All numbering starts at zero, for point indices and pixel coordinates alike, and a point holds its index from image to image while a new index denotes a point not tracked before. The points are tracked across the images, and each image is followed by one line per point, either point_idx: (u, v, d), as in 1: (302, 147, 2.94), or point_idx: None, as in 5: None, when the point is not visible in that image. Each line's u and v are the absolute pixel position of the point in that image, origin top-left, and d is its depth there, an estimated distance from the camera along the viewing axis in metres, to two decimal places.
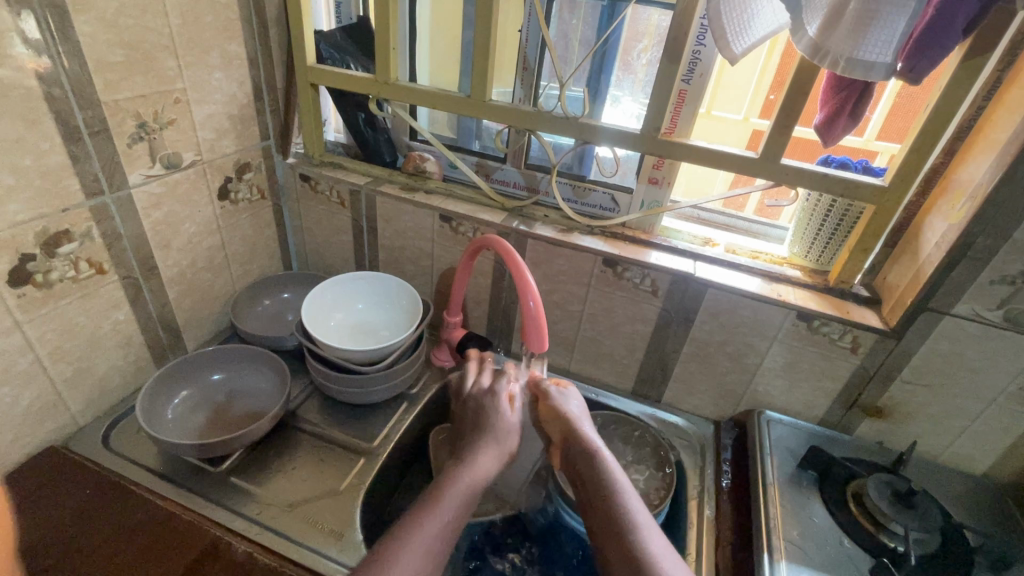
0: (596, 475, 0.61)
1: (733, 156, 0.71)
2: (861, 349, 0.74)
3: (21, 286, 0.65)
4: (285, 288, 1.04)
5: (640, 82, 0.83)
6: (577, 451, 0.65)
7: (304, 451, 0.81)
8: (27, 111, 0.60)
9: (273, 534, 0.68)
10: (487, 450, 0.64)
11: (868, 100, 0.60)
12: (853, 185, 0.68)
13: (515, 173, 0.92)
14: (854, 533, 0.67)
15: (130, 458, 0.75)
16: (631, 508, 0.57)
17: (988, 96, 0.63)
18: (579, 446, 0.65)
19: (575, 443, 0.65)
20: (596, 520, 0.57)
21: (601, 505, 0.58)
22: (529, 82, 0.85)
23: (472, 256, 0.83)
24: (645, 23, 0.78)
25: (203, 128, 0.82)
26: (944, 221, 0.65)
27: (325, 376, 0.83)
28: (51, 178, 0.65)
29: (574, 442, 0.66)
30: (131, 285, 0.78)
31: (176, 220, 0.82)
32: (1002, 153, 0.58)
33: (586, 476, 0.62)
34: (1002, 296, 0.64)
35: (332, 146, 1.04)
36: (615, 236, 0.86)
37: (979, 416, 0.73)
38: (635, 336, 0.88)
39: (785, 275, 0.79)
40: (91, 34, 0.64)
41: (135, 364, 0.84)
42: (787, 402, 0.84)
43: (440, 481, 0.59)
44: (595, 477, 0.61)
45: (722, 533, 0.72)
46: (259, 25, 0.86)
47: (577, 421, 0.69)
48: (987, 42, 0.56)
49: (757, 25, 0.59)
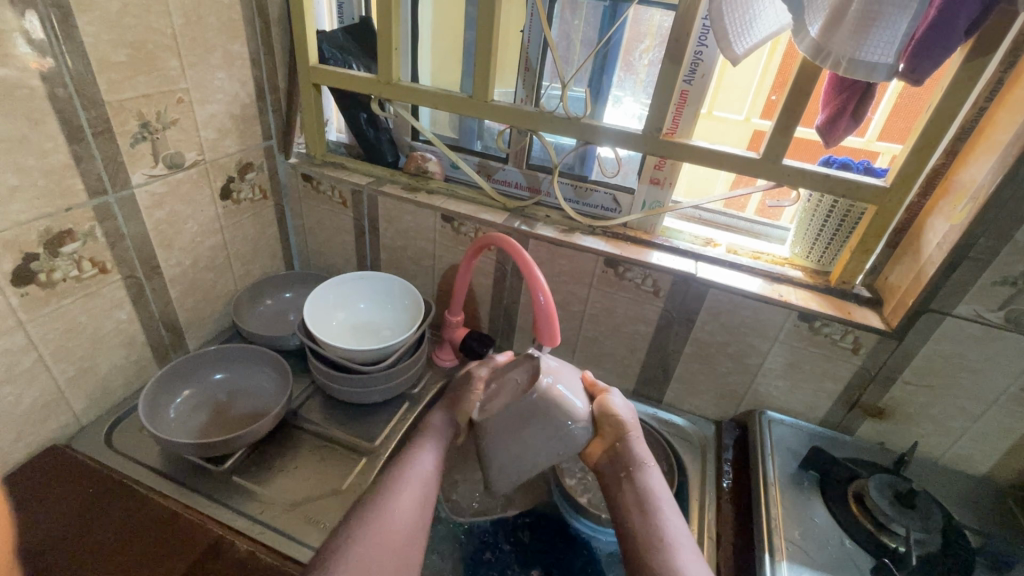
0: (652, 499, 0.61)
1: (735, 156, 0.72)
2: (862, 350, 0.74)
3: (25, 286, 0.65)
4: (287, 288, 1.04)
5: (641, 82, 0.83)
6: (634, 467, 0.64)
7: (306, 451, 0.81)
8: (32, 110, 0.60)
9: (275, 533, 0.69)
10: (430, 434, 0.69)
11: (871, 101, 0.61)
12: (855, 185, 0.68)
13: (517, 172, 0.92)
14: (855, 533, 0.68)
15: (133, 457, 0.76)
16: (687, 540, 0.57)
17: (990, 97, 0.63)
18: (634, 462, 0.64)
19: (632, 457, 0.65)
20: (646, 543, 0.57)
21: (643, 516, 0.60)
22: (531, 83, 0.85)
23: (475, 256, 0.83)
24: (647, 23, 0.78)
25: (205, 128, 0.82)
26: (946, 221, 0.65)
27: (327, 375, 0.83)
28: (56, 177, 0.65)
29: (631, 457, 0.65)
30: (134, 285, 0.79)
31: (178, 220, 0.82)
32: (1004, 154, 0.58)
33: (638, 497, 0.61)
34: (1003, 297, 0.64)
35: (334, 146, 1.04)
36: (616, 236, 0.86)
37: (981, 417, 0.73)
38: (636, 337, 0.88)
39: (786, 276, 0.79)
40: (94, 34, 0.64)
41: (138, 363, 0.84)
42: (788, 402, 0.84)
43: (384, 478, 0.63)
44: (653, 501, 0.61)
45: (723, 533, 0.72)
46: (262, 25, 0.86)
47: (636, 434, 0.67)
48: (990, 43, 0.57)
49: (759, 26, 0.60)
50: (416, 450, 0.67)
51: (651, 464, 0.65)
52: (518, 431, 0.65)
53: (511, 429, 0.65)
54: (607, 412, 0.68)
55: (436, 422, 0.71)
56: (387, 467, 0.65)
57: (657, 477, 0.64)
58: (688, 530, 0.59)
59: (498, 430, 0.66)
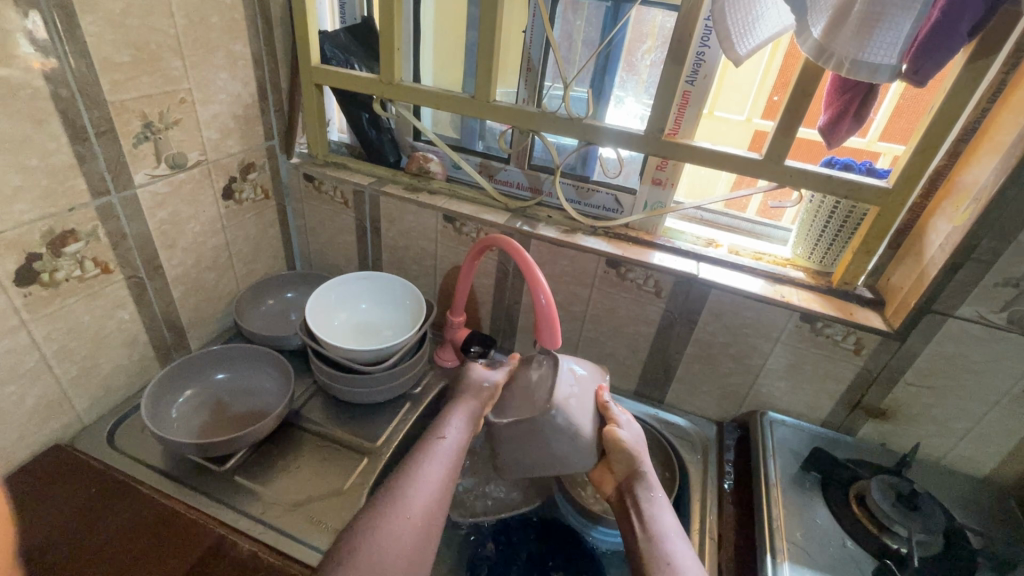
0: (657, 528, 0.59)
1: (737, 157, 0.71)
2: (864, 351, 0.74)
3: (28, 286, 0.65)
4: (289, 288, 1.04)
5: (643, 83, 0.83)
6: (641, 498, 0.63)
7: (308, 451, 0.81)
8: (35, 111, 0.60)
9: (277, 534, 0.69)
10: (459, 410, 0.68)
11: (873, 102, 0.60)
12: (858, 187, 0.68)
13: (518, 173, 0.92)
14: (856, 533, 0.68)
15: (136, 456, 0.76)
16: (694, 565, 0.56)
17: (993, 98, 0.63)
18: (643, 492, 0.63)
19: (640, 488, 0.64)
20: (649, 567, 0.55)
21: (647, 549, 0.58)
22: (533, 83, 0.85)
23: (477, 256, 0.83)
24: (649, 23, 0.78)
25: (208, 128, 0.82)
26: (948, 223, 0.65)
27: (329, 375, 0.83)
28: (58, 178, 0.65)
29: (640, 487, 0.64)
30: (136, 285, 0.79)
31: (180, 220, 0.83)
32: (1007, 155, 0.58)
33: (645, 526, 0.60)
34: (1006, 299, 0.64)
35: (336, 146, 1.05)
36: (618, 236, 0.86)
37: (983, 418, 0.73)
38: (638, 337, 0.88)
39: (788, 276, 0.79)
40: (97, 34, 0.64)
41: (140, 363, 0.84)
42: (790, 403, 0.84)
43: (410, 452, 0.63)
44: (659, 530, 0.59)
45: (725, 534, 0.73)
46: (265, 25, 0.86)
47: (647, 465, 0.66)
48: (993, 45, 0.56)
49: (762, 27, 0.59)
50: (443, 428, 0.66)
51: (659, 495, 0.63)
52: (536, 437, 0.68)
53: (522, 440, 0.68)
54: (617, 442, 0.67)
55: (462, 398, 0.71)
56: (415, 443, 0.64)
57: (665, 507, 0.62)
58: (694, 556, 0.57)
59: (509, 439, 0.69)
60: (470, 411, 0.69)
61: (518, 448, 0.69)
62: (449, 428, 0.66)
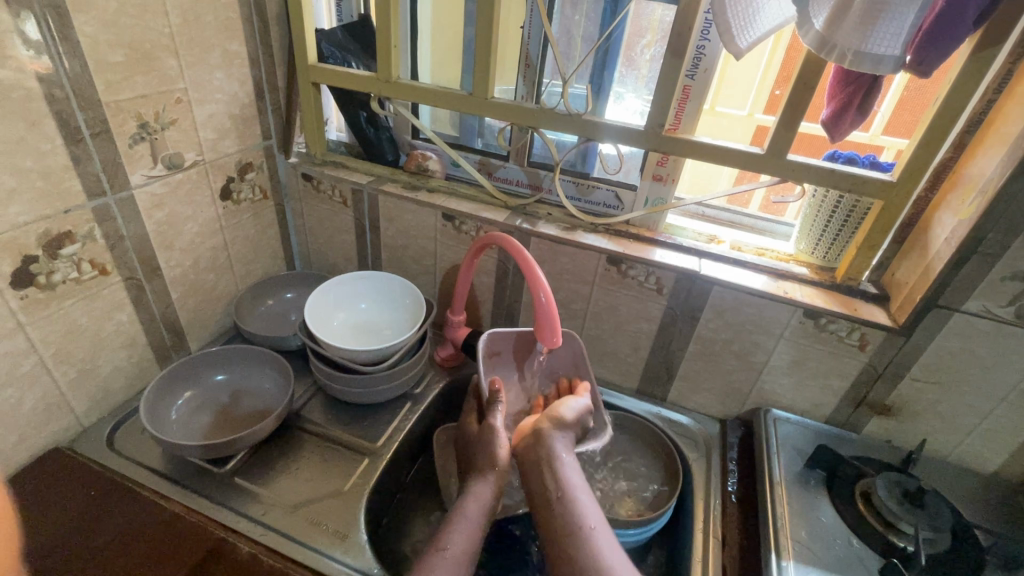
0: (569, 487, 0.65)
1: (738, 151, 0.70)
2: (869, 347, 0.73)
3: (24, 288, 0.65)
4: (288, 288, 1.03)
5: (643, 78, 0.82)
6: (550, 463, 0.68)
7: (308, 452, 0.80)
8: (28, 111, 0.60)
9: (278, 535, 0.68)
10: (466, 506, 0.64)
11: (877, 94, 0.59)
12: (862, 180, 0.67)
13: (518, 170, 0.91)
14: (863, 532, 0.67)
15: (135, 459, 0.75)
16: (605, 530, 0.61)
17: (999, 89, 0.62)
18: (550, 455, 0.69)
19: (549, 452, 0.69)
20: (567, 540, 0.60)
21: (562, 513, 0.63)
22: (532, 79, 0.84)
23: (477, 253, 0.82)
24: (649, 17, 0.77)
25: (204, 128, 0.82)
26: (954, 217, 0.65)
27: (328, 376, 0.82)
28: (53, 179, 0.64)
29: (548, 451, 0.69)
30: (134, 286, 0.78)
31: (178, 221, 0.82)
32: (1015, 147, 0.57)
33: (558, 485, 0.66)
34: (1013, 293, 0.63)
35: (334, 145, 1.04)
36: (619, 233, 0.85)
37: (990, 414, 0.72)
38: (639, 335, 0.87)
39: (792, 273, 0.78)
40: (92, 35, 0.63)
41: (139, 365, 0.84)
42: (793, 400, 0.83)
43: (423, 559, 0.58)
44: (569, 486, 0.66)
45: (729, 533, 0.72)
46: (260, 23, 0.85)
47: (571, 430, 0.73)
48: (998, 35, 0.55)
49: (763, 18, 0.58)
50: (447, 536, 0.60)
51: (567, 458, 0.69)
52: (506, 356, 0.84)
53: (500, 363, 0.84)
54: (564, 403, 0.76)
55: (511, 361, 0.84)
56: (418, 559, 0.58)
57: (571, 467, 0.68)
58: (606, 522, 0.63)
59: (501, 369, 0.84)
60: (481, 500, 0.65)
61: (492, 435, 0.71)
62: (449, 535, 0.60)
